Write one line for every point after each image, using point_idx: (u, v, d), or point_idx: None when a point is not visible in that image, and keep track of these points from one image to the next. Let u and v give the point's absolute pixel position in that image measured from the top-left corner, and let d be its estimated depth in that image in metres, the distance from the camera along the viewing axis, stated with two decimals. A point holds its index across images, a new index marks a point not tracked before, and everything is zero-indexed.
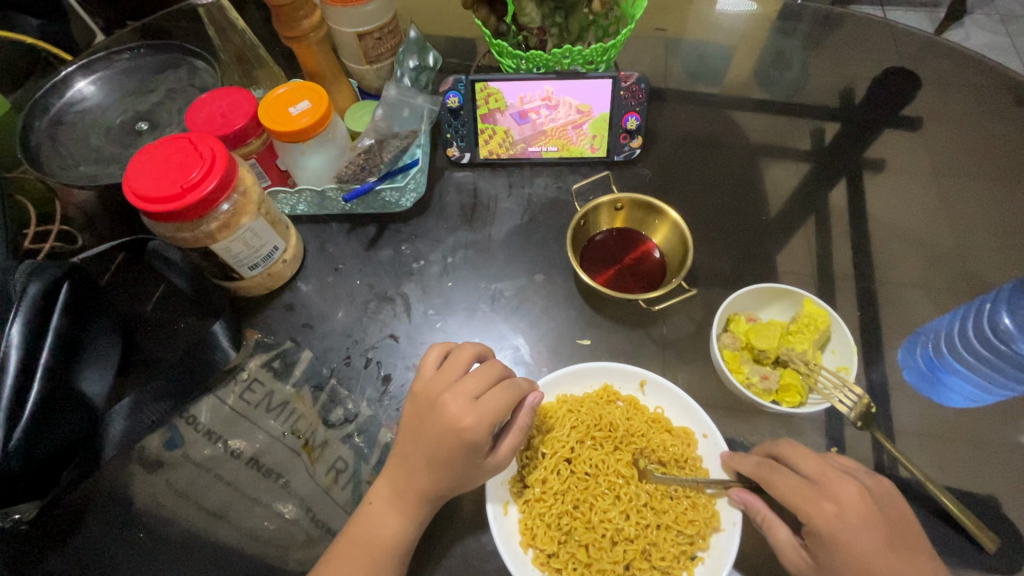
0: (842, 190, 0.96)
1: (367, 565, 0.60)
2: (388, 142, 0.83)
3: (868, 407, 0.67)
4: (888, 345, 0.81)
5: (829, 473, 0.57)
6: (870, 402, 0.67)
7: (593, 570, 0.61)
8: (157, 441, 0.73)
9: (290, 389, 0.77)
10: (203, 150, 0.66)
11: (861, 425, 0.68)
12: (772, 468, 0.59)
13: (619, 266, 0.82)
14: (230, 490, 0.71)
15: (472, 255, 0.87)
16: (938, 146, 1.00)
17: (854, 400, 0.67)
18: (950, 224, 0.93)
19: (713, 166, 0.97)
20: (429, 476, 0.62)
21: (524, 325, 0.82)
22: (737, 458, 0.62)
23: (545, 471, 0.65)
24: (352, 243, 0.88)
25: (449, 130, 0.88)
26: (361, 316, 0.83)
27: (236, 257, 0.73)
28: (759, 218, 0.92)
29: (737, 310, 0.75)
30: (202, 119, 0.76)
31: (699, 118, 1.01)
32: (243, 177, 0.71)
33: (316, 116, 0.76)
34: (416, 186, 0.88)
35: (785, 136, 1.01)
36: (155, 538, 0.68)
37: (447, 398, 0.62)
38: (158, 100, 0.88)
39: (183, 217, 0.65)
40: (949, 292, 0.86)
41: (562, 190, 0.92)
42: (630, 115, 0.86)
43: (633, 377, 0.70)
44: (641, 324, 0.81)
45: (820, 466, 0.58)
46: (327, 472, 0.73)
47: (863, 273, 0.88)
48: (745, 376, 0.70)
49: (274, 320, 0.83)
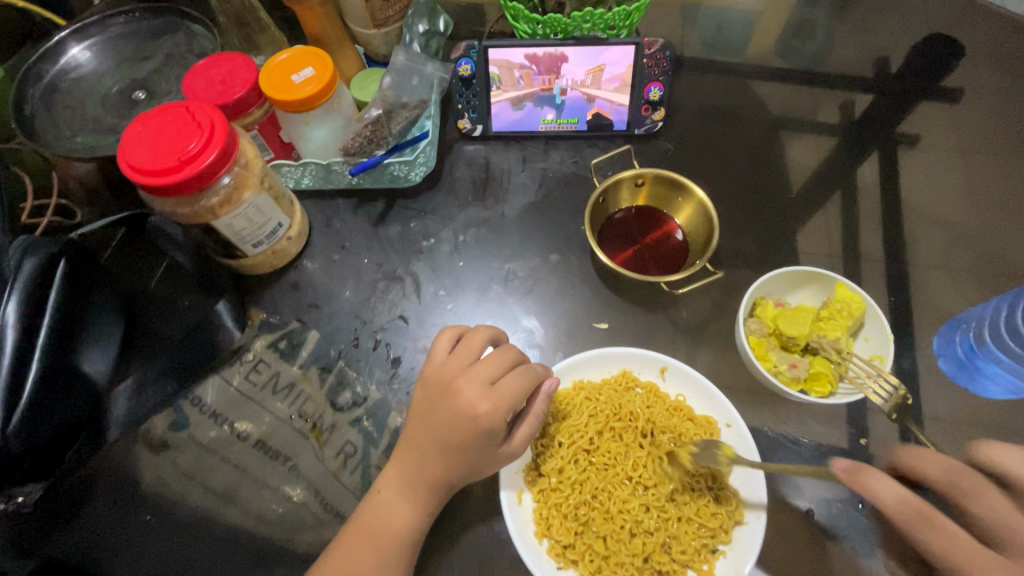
0: (874, 166, 0.91)
1: (375, 553, 0.58)
2: (397, 113, 0.80)
3: (904, 400, 0.63)
4: (921, 331, 0.77)
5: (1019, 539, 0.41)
6: (908, 394, 0.63)
7: (611, 563, 0.59)
8: (163, 422, 0.71)
9: (297, 369, 0.76)
10: (201, 120, 0.62)
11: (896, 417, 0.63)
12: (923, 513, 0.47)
13: (638, 247, 0.78)
14: (236, 472, 0.70)
15: (484, 233, 0.83)
16: (977, 121, 0.94)
17: (890, 391, 0.63)
18: (990, 204, 0.88)
19: (736, 140, 0.92)
20: (441, 462, 0.60)
21: (538, 307, 0.79)
22: (867, 483, 0.45)
23: (562, 461, 0.63)
24: (359, 219, 0.85)
25: (460, 101, 0.83)
26: (369, 296, 0.80)
27: (239, 234, 0.69)
28: (785, 196, 0.87)
29: (765, 294, 0.71)
30: (200, 87, 0.71)
31: (720, 89, 0.96)
32: (245, 149, 0.68)
33: (321, 84, 0.72)
34: (426, 160, 0.82)
35: (813, 108, 0.95)
36: (162, 519, 0.67)
37: (462, 383, 0.60)
38: (156, 68, 0.84)
39: (183, 191, 0.61)
40: (983, 276, 0.82)
41: (578, 165, 0.87)
42: (652, 85, 0.81)
43: (653, 364, 0.67)
44: (660, 307, 0.78)
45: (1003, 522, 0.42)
46: (336, 456, 0.71)
47: (894, 255, 0.83)
48: (772, 363, 0.68)
49: (280, 300, 0.80)
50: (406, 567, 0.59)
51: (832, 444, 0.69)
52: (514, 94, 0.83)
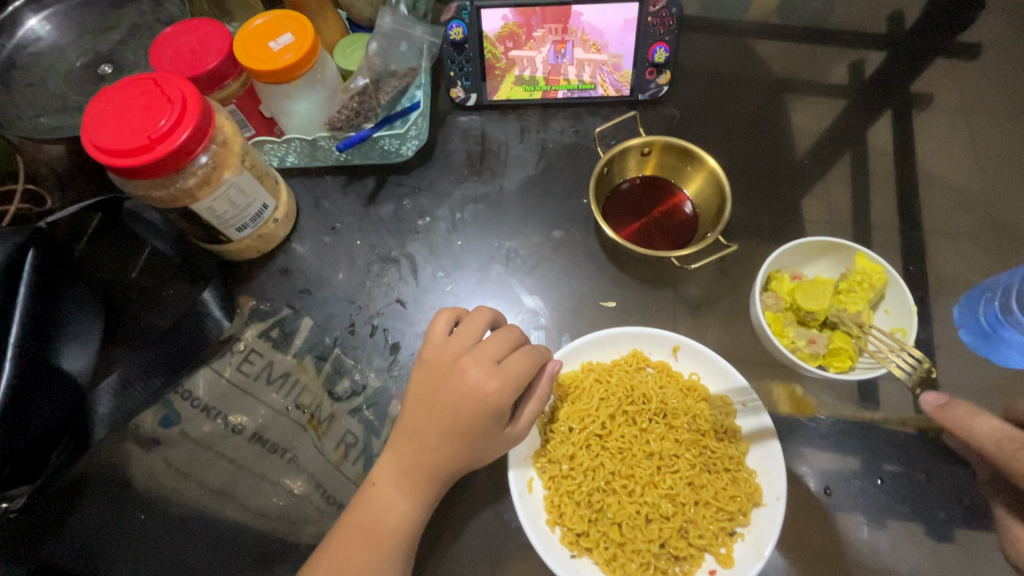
0: (887, 127, 0.86)
1: (370, 548, 0.55)
2: (384, 83, 0.74)
3: (929, 373, 0.61)
4: (937, 301, 0.75)
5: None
6: (932, 366, 0.61)
7: (626, 550, 0.57)
8: (151, 418, 0.68)
9: (291, 358, 0.72)
10: (171, 93, 0.56)
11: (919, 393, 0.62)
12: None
13: (646, 220, 0.75)
14: (234, 468, 0.67)
15: (483, 210, 0.79)
16: (993, 78, 0.90)
17: (914, 364, 0.61)
18: (1008, 164, 0.84)
19: (743, 105, 0.87)
20: (446, 450, 0.56)
21: (542, 286, 0.75)
22: (958, 416, 0.50)
23: (574, 447, 0.61)
24: (349, 198, 0.80)
25: (452, 68, 0.78)
26: (364, 280, 0.76)
27: (221, 217, 0.65)
28: (796, 162, 0.83)
29: (781, 267, 0.68)
30: (169, 57, 0.66)
31: (725, 50, 0.91)
32: (221, 125, 0.62)
33: (301, 51, 0.66)
34: (419, 133, 0.78)
35: (820, 69, 0.90)
36: (158, 519, 0.65)
37: (467, 363, 0.57)
38: (122, 39, 0.78)
39: (155, 173, 0.56)
40: (999, 242, 0.80)
41: (580, 134, 0.82)
42: (657, 46, 0.76)
43: (666, 343, 0.64)
44: (669, 283, 0.75)
45: None
46: (336, 447, 0.68)
47: (909, 222, 0.80)
48: (790, 340, 0.65)
49: (269, 286, 0.76)
50: (402, 565, 0.56)
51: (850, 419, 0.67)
52: (513, 56, 0.78)
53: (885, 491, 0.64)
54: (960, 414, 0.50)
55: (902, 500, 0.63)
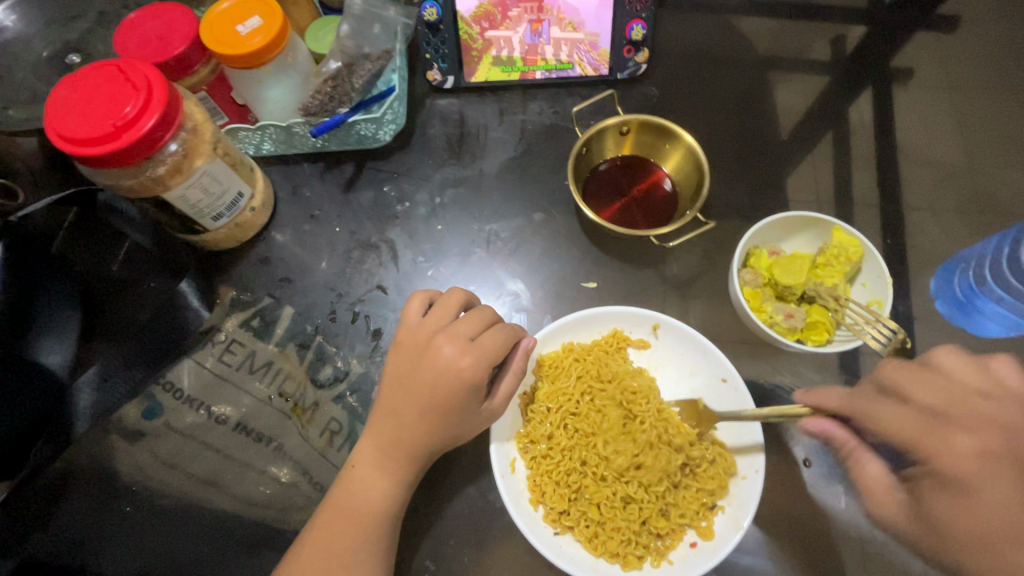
0: (867, 102, 0.86)
1: (353, 531, 0.55)
2: (358, 66, 0.72)
3: (904, 343, 0.62)
4: (917, 274, 0.75)
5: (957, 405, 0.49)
6: (906, 337, 0.62)
7: (607, 528, 0.58)
8: (135, 410, 0.66)
9: (273, 347, 0.71)
10: (135, 79, 0.55)
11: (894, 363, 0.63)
12: (877, 409, 0.52)
13: (626, 199, 0.74)
14: (219, 458, 0.67)
15: (462, 194, 0.79)
16: (973, 50, 0.90)
17: (889, 335, 0.62)
18: (987, 137, 0.85)
19: (724, 83, 0.86)
20: (426, 432, 0.57)
21: (523, 269, 0.75)
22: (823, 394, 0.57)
23: (552, 427, 0.62)
24: (328, 184, 0.79)
25: (428, 50, 0.77)
26: (344, 267, 0.76)
27: (195, 206, 0.64)
28: (776, 139, 0.83)
29: (759, 244, 0.68)
30: (135, 43, 0.64)
31: (705, 27, 0.90)
32: (191, 112, 0.61)
33: (270, 34, 0.65)
34: (395, 117, 0.76)
35: (802, 45, 0.89)
36: (145, 511, 0.64)
37: (441, 341, 0.58)
38: (89, 27, 0.76)
39: (124, 162, 0.55)
40: (978, 214, 0.80)
41: (559, 115, 0.82)
42: (634, 22, 0.75)
43: (645, 321, 0.65)
44: (651, 262, 0.75)
45: (937, 392, 0.51)
46: (321, 434, 0.68)
47: (888, 196, 0.80)
48: (768, 314, 0.66)
49: (249, 275, 0.75)
50: (386, 548, 0.56)
51: None
52: (490, 37, 0.77)
53: None
54: (819, 393, 0.57)
55: None
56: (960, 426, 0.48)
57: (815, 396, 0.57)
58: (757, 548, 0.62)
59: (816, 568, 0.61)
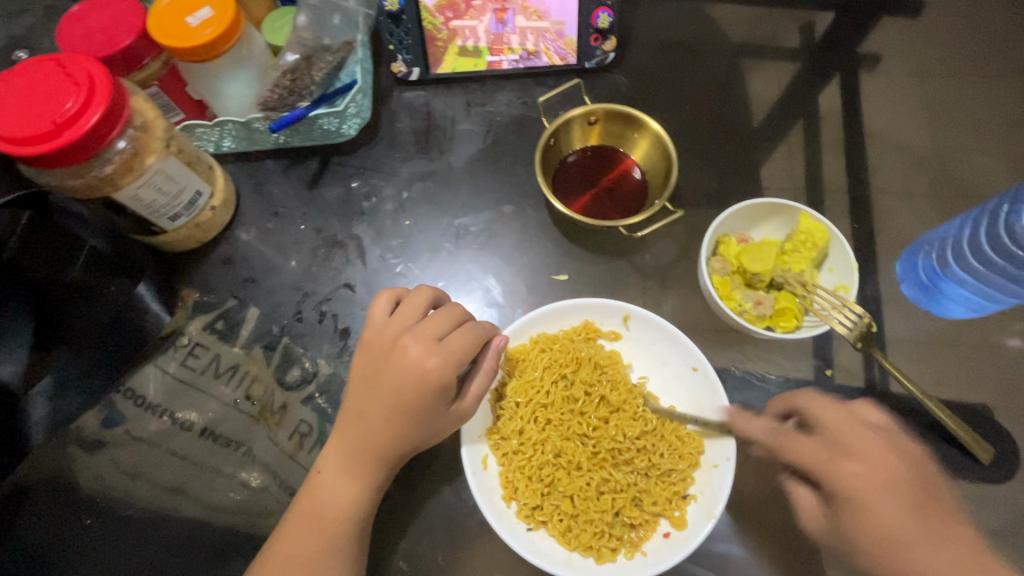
0: (835, 88, 0.87)
1: (321, 537, 0.54)
2: (318, 58, 0.70)
3: (869, 327, 0.62)
4: (885, 257, 0.76)
5: (853, 432, 0.52)
6: (871, 321, 0.62)
7: (580, 521, 0.58)
8: (93, 419, 0.65)
9: (238, 350, 0.70)
10: (76, 74, 0.53)
11: (861, 347, 0.64)
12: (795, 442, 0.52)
13: (596, 190, 0.74)
14: (186, 465, 0.65)
15: (430, 188, 0.77)
16: (938, 34, 0.91)
17: (855, 320, 0.62)
18: (952, 120, 0.86)
19: (694, 71, 0.86)
20: (395, 433, 0.56)
21: (494, 262, 0.74)
22: (746, 421, 0.56)
23: (522, 421, 0.61)
24: (292, 181, 0.77)
25: (392, 40, 0.75)
26: (311, 265, 0.74)
27: (150, 207, 0.62)
28: (746, 126, 0.83)
29: (728, 231, 0.69)
30: (78, 36, 0.62)
31: (676, 15, 0.89)
32: (141, 109, 0.59)
33: (222, 26, 0.63)
34: (360, 110, 0.74)
35: (772, 32, 0.89)
36: (107, 524, 0.62)
37: (408, 341, 0.56)
38: (36, 21, 0.74)
39: (68, 161, 0.53)
40: (944, 197, 0.81)
41: (527, 106, 0.81)
42: (601, 10, 0.74)
43: (615, 312, 0.64)
44: (622, 253, 0.75)
45: (841, 419, 0.53)
46: (291, 437, 0.67)
47: (857, 181, 0.81)
48: (737, 302, 0.66)
49: (211, 276, 0.74)
50: (356, 551, 0.55)
51: (799, 377, 0.68)
52: (456, 28, 0.77)
53: None
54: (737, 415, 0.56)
55: None
56: (852, 455, 0.51)
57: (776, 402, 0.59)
58: (728, 534, 0.62)
59: (790, 551, 0.61)
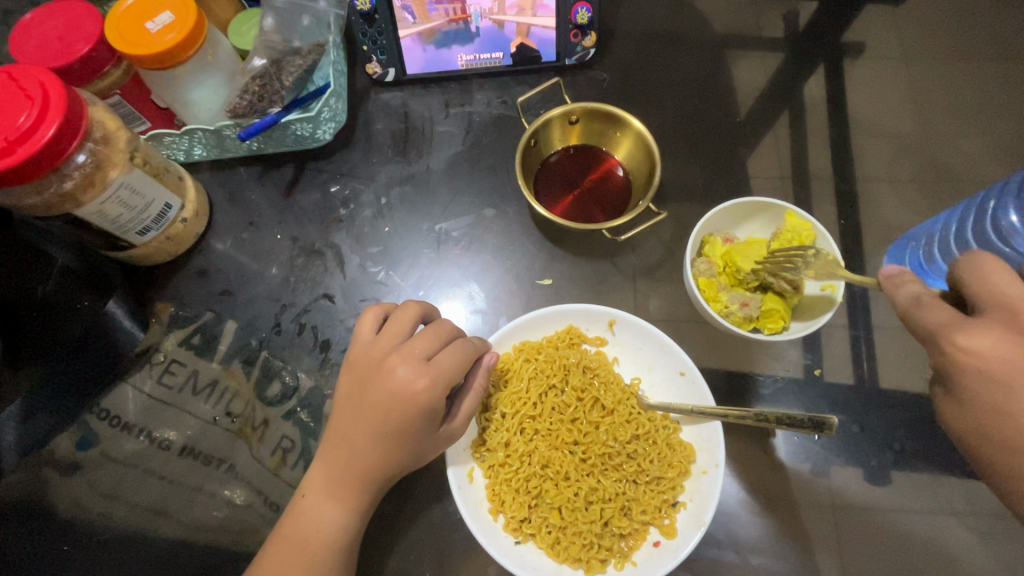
0: (820, 78, 0.85)
1: (304, 561, 0.53)
2: (286, 62, 0.68)
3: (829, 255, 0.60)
4: (871, 254, 0.75)
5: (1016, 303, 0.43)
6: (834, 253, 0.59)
7: (568, 533, 0.57)
8: (68, 441, 0.63)
9: (217, 365, 0.68)
10: (27, 86, 0.50)
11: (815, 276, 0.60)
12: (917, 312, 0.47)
13: (579, 191, 0.72)
14: (165, 485, 0.63)
15: (409, 192, 0.75)
16: (924, 22, 0.89)
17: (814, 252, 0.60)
18: (939, 110, 0.84)
19: (677, 65, 0.84)
20: (379, 454, 0.54)
21: (477, 269, 0.72)
22: (897, 284, 0.50)
23: (509, 433, 0.60)
24: (267, 189, 0.75)
25: (365, 41, 0.72)
26: (290, 274, 0.72)
27: (116, 222, 0.59)
28: (730, 120, 0.81)
29: (713, 231, 0.68)
30: (33, 45, 0.59)
31: (659, 7, 0.87)
32: (102, 121, 0.57)
33: (185, 30, 0.60)
34: (333, 114, 0.72)
35: (756, 23, 0.88)
36: (81, 549, 0.61)
37: (395, 362, 0.54)
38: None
39: (22, 179, 0.50)
40: (934, 188, 0.80)
41: (507, 105, 0.79)
42: (579, 5, 0.71)
43: (601, 317, 0.63)
44: (607, 255, 0.73)
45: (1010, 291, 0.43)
46: (273, 453, 0.65)
47: (843, 173, 0.80)
48: (723, 304, 0.65)
49: (184, 288, 0.71)
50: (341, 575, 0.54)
51: (789, 376, 0.68)
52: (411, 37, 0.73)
53: (822, 443, 0.65)
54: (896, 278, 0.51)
55: (837, 451, 0.65)
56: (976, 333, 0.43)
57: (892, 286, 0.51)
58: (719, 538, 0.62)
59: (780, 552, 0.61)
